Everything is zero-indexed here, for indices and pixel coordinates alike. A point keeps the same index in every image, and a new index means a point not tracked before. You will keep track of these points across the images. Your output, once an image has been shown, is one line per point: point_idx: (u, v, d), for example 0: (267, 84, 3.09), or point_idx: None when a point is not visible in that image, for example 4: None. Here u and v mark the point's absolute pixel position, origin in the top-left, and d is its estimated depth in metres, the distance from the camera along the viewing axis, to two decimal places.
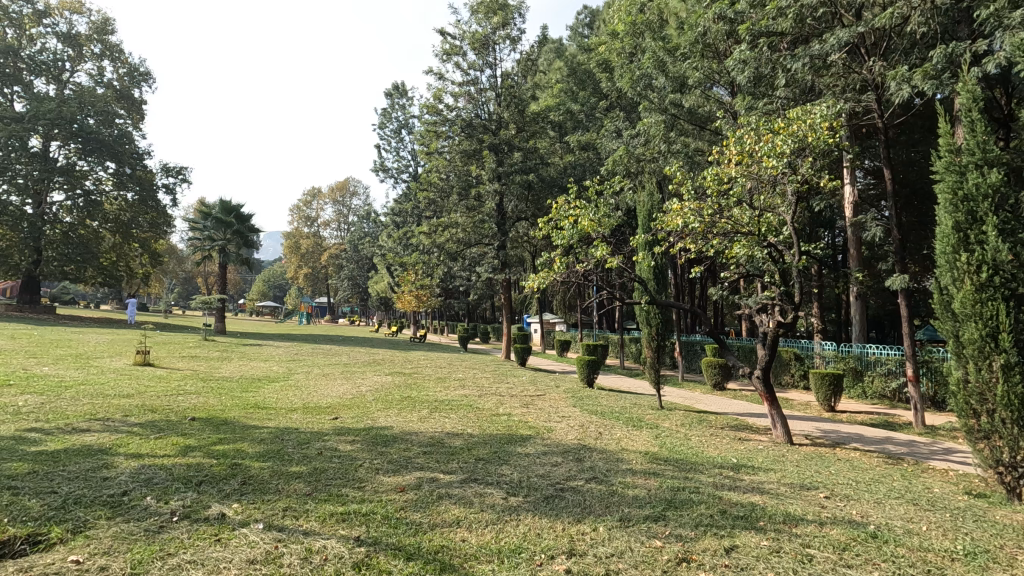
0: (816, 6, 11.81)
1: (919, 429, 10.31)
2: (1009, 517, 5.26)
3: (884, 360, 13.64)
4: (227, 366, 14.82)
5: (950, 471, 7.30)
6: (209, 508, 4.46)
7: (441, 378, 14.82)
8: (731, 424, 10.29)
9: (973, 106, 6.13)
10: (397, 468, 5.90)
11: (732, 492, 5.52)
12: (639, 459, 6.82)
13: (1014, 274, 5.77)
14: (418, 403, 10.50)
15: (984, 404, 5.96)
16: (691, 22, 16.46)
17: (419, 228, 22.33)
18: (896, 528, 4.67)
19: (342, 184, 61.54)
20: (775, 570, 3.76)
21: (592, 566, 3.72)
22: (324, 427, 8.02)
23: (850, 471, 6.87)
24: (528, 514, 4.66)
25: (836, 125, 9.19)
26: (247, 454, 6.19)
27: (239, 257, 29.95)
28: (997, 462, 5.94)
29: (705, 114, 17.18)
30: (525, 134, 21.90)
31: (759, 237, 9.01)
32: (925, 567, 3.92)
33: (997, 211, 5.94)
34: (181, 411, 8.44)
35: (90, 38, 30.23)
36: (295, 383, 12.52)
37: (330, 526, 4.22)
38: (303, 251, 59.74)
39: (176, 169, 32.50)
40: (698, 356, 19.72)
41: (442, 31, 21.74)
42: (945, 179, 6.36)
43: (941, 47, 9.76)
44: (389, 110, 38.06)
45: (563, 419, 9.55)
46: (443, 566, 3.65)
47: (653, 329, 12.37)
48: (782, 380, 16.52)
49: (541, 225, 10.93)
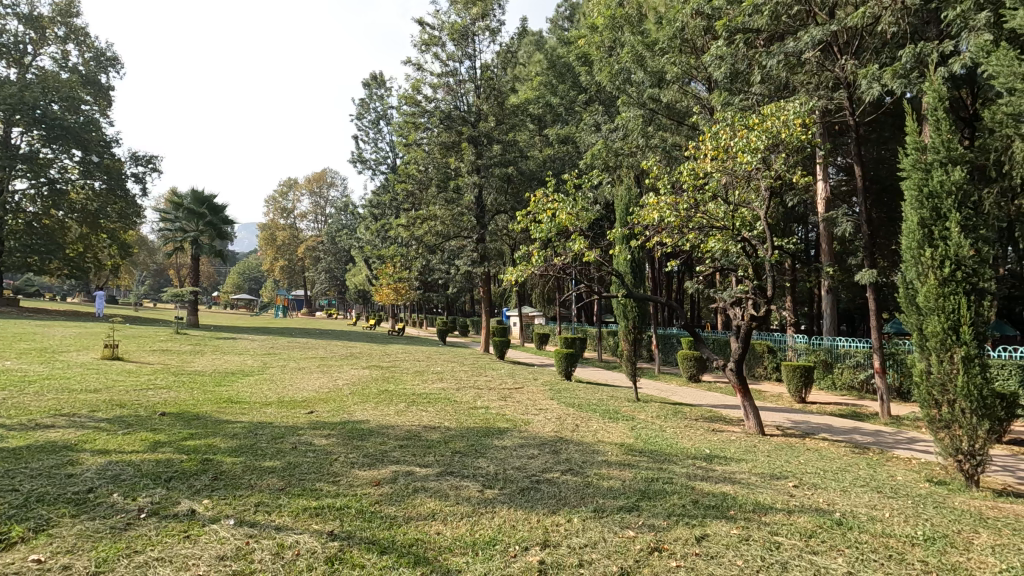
0: (791, 4, 11.98)
1: (885, 419, 10.68)
2: (967, 504, 5.47)
3: (852, 352, 14.02)
4: (200, 360, 14.51)
5: (913, 459, 7.56)
6: (178, 505, 4.38)
7: (420, 371, 14.75)
8: (705, 416, 10.48)
9: (939, 105, 6.36)
10: (371, 462, 5.85)
11: (705, 482, 5.62)
12: (615, 451, 6.89)
13: (975, 268, 5.97)
14: (396, 397, 10.45)
15: (945, 394, 6.14)
16: (669, 17, 16.49)
17: (397, 220, 22.06)
18: (860, 516, 4.81)
19: (319, 176, 60.54)
20: (744, 558, 3.84)
21: (566, 557, 3.75)
22: (299, 421, 7.93)
23: (818, 460, 7.05)
24: (504, 507, 4.68)
25: (809, 121, 9.39)
26: (218, 449, 6.08)
27: (212, 249, 29.32)
28: (956, 450, 6.15)
29: (683, 109, 17.30)
30: (505, 126, 21.91)
31: (734, 231, 9.11)
32: (888, 553, 4.05)
33: (960, 208, 6.14)
34: (151, 407, 8.22)
35: (53, 21, 29.13)
36: (270, 377, 12.31)
37: (303, 521, 4.17)
38: (279, 243, 58.76)
39: (146, 158, 31.54)
40: (674, 349, 20.04)
41: (421, 21, 21.43)
42: (911, 177, 6.52)
43: (910, 47, 10.03)
44: (367, 100, 37.45)
45: (541, 411, 9.61)
46: (417, 559, 3.64)
47: (630, 323, 12.49)
48: (755, 372, 16.90)
49: (520, 218, 10.87)
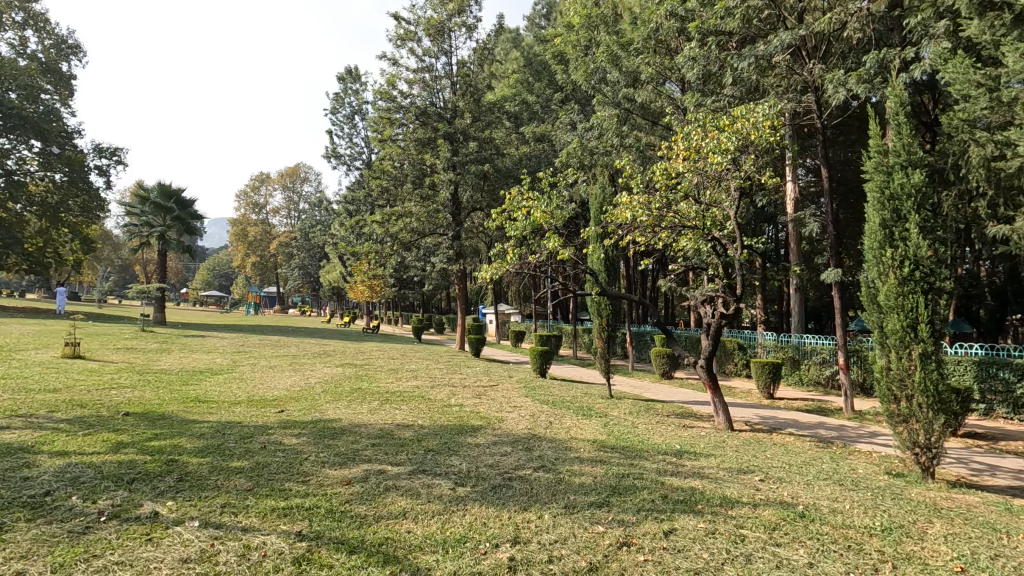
0: (761, 8, 12.18)
1: (849, 414, 11.01)
2: (923, 495, 5.68)
3: (818, 349, 14.38)
4: (166, 359, 14.09)
5: (874, 453, 7.81)
6: (140, 507, 4.27)
7: (393, 369, 14.66)
8: (676, 412, 10.66)
9: (900, 110, 6.64)
10: (342, 462, 5.77)
11: (675, 477, 5.72)
12: (588, 447, 6.97)
13: (933, 268, 6.20)
14: (368, 395, 10.37)
15: (904, 389, 6.35)
16: (644, 18, 16.64)
17: (371, 217, 21.72)
18: (822, 508, 4.96)
19: (292, 170, 59.32)
20: (710, 551, 3.91)
21: (535, 554, 3.78)
22: (270, 419, 7.86)
23: (783, 455, 7.25)
24: (475, 504, 4.69)
25: (778, 123, 9.59)
26: (184, 449, 5.94)
27: (179, 245, 28.56)
28: (914, 443, 6.38)
29: (657, 110, 17.48)
30: (481, 123, 21.85)
31: (704, 231, 9.24)
32: (846, 543, 4.18)
33: (919, 210, 6.37)
34: (114, 407, 7.98)
35: (11, 6, 27.95)
36: (240, 376, 12.06)
37: (270, 522, 4.11)
38: (250, 239, 57.57)
39: (110, 151, 30.48)
40: (648, 346, 20.33)
41: (396, 16, 21.19)
42: (874, 179, 6.74)
43: (874, 53, 10.34)
44: (342, 95, 36.86)
45: (515, 409, 9.63)
46: (387, 558, 3.62)
47: (604, 320, 12.61)
48: (726, 369, 17.24)
49: (495, 216, 10.81)
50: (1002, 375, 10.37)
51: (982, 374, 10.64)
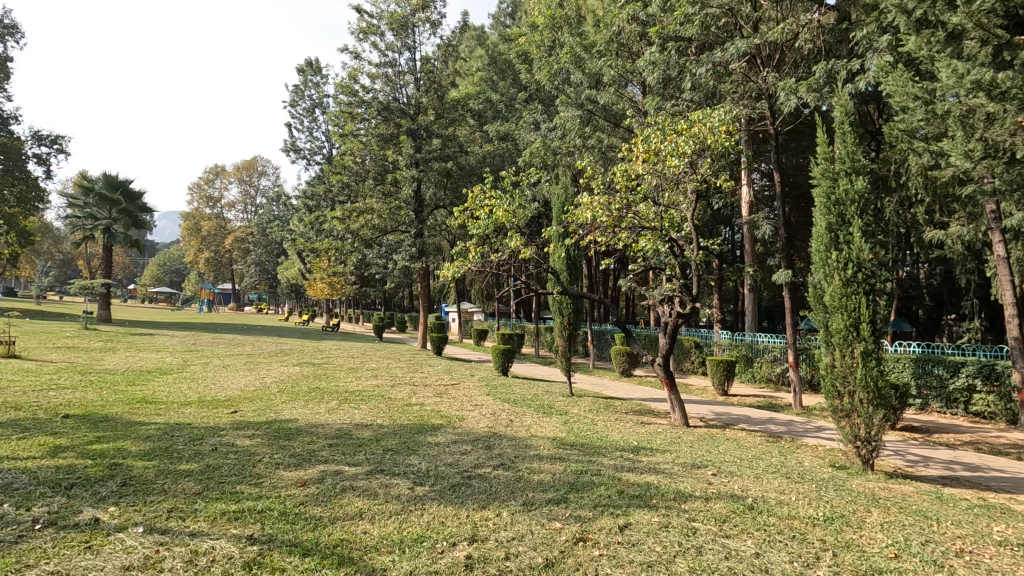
0: (719, 16, 12.50)
1: (797, 409, 11.46)
2: (863, 486, 5.98)
3: (770, 347, 14.93)
4: (111, 358, 13.42)
5: (819, 447, 8.17)
6: (80, 513, 4.07)
7: (353, 368, 14.40)
8: (635, 409, 10.87)
9: (845, 120, 6.98)
10: (298, 462, 5.67)
11: (631, 473, 5.84)
12: (548, 445, 7.05)
13: (874, 271, 6.53)
14: (327, 394, 10.17)
15: (846, 386, 6.65)
16: (607, 21, 16.82)
17: (331, 213, 21.27)
18: (770, 500, 5.15)
19: (249, 163, 57.45)
20: (663, 544, 4.02)
21: (492, 551, 3.80)
22: (222, 421, 7.60)
23: (736, 449, 7.51)
24: (434, 503, 4.66)
25: (733, 128, 9.89)
26: (130, 453, 5.70)
27: (127, 239, 27.29)
28: (855, 437, 6.71)
29: (619, 112, 17.69)
30: (445, 120, 21.72)
31: (662, 232, 9.47)
32: (791, 533, 4.36)
33: (862, 215, 6.69)
34: (52, 409, 7.57)
35: None
36: (191, 375, 11.59)
37: (221, 526, 3.99)
38: (204, 234, 55.50)
39: (50, 138, 28.81)
40: (608, 344, 20.65)
41: (359, 9, 20.81)
42: (821, 185, 7.04)
43: (823, 64, 10.77)
44: (302, 87, 35.95)
45: (476, 407, 9.64)
46: (342, 559, 3.57)
47: (565, 319, 12.74)
48: (683, 367, 17.68)
49: (457, 214, 10.73)
50: (936, 372, 10.99)
51: (918, 371, 11.28)
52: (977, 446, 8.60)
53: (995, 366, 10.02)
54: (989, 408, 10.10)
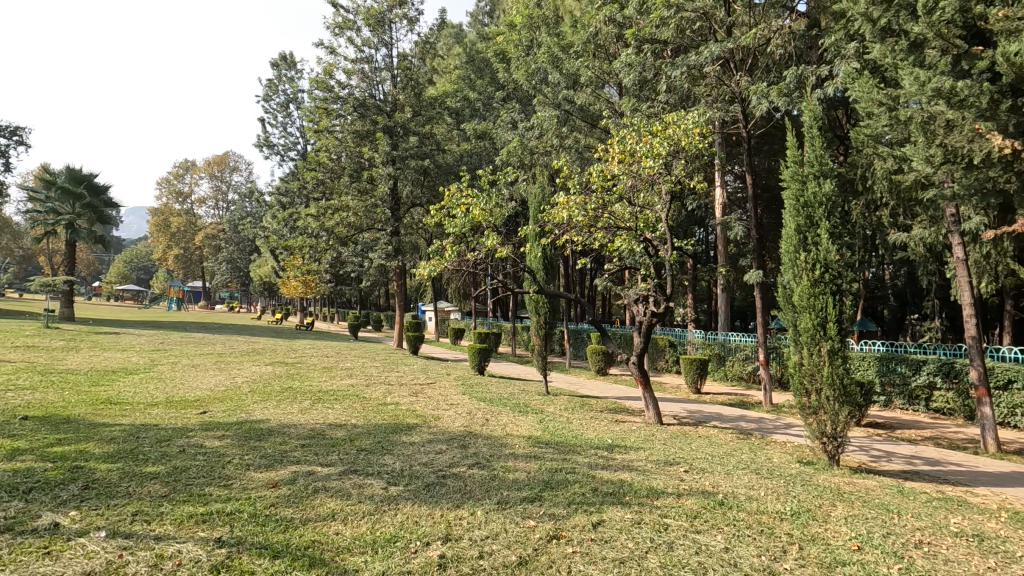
0: (693, 19, 12.69)
1: (767, 407, 11.70)
2: (829, 481, 6.16)
3: (742, 346, 15.22)
4: (73, 358, 12.95)
5: (787, 443, 8.37)
6: (38, 518, 3.93)
7: (327, 368, 14.21)
8: (610, 407, 10.96)
9: (813, 124, 7.15)
10: (269, 463, 5.58)
11: (605, 471, 5.89)
12: (523, 444, 7.07)
13: (840, 272, 6.70)
14: (300, 394, 10.01)
15: (814, 383, 6.82)
16: (585, 22, 16.91)
17: (305, 210, 20.93)
18: (740, 496, 5.26)
19: (220, 158, 56.13)
20: (634, 540, 4.07)
21: (466, 551, 3.79)
22: (190, 421, 7.43)
23: (707, 446, 7.64)
24: (407, 503, 4.63)
25: (706, 129, 10.04)
26: (93, 455, 5.53)
27: (92, 235, 26.46)
28: (822, 434, 6.89)
29: (596, 113, 17.79)
30: (421, 118, 21.57)
31: (637, 232, 9.57)
32: (759, 528, 4.46)
33: (829, 217, 6.85)
34: (10, 410, 7.29)
35: None
36: (158, 376, 11.26)
37: (188, 528, 3.90)
38: (172, 230, 53.97)
39: (9, 129, 27.75)
40: (584, 343, 20.78)
41: (334, 3, 20.51)
42: (790, 187, 7.20)
43: (794, 69, 11.01)
44: (276, 81, 35.27)
45: (452, 406, 9.61)
46: (313, 561, 3.53)
47: (541, 318, 12.77)
48: (657, 366, 17.90)
49: (434, 212, 10.65)
50: (899, 369, 11.37)
51: (882, 369, 11.64)
52: (936, 442, 8.92)
53: (954, 364, 10.38)
54: (948, 405, 10.47)
